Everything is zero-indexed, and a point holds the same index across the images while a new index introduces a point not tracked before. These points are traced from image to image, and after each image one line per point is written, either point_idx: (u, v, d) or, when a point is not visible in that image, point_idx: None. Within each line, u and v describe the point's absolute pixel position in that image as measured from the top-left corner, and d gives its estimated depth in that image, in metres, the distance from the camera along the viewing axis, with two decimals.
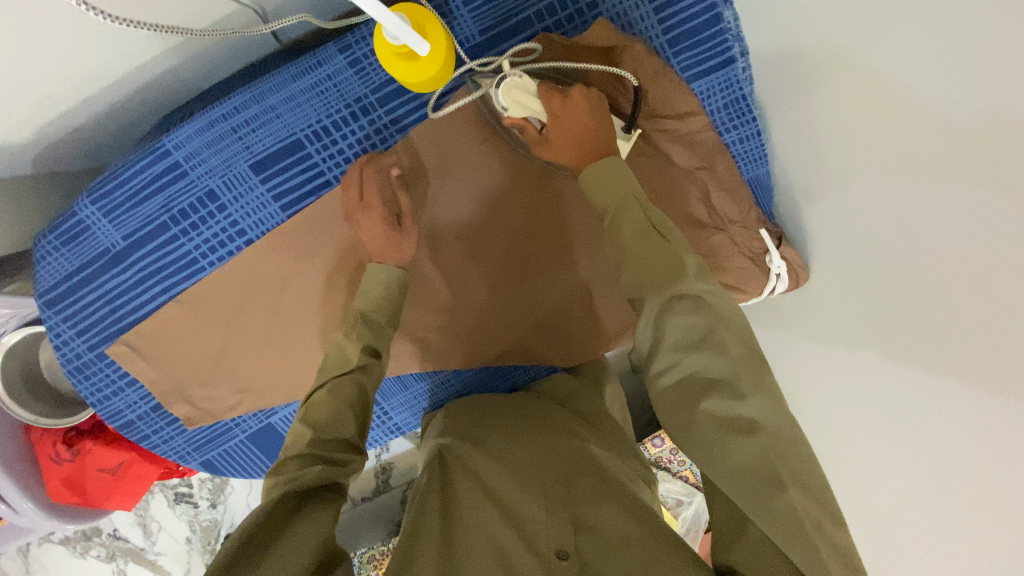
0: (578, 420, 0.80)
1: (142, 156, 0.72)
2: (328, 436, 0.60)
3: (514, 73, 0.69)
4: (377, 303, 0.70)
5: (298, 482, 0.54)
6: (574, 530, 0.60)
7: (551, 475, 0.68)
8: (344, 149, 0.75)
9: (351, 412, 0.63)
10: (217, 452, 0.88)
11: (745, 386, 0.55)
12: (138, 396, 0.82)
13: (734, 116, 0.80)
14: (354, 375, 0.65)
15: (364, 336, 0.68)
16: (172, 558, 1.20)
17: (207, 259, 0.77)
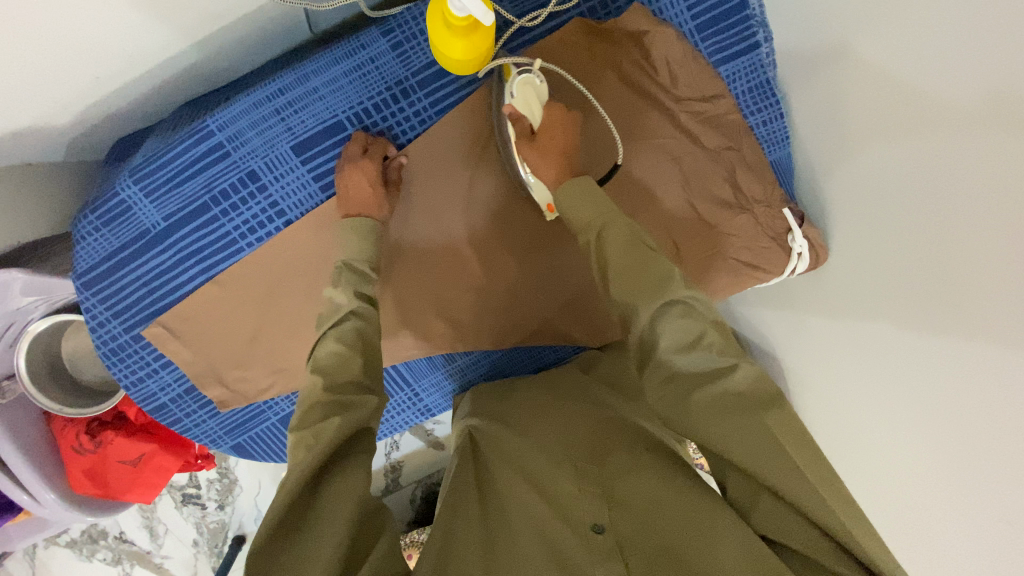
0: (605, 386, 0.80)
1: (185, 136, 0.72)
2: (341, 379, 0.56)
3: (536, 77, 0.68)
4: (361, 249, 0.65)
5: (321, 442, 0.51)
6: (608, 505, 0.59)
7: (578, 450, 0.66)
8: (384, 131, 0.74)
9: (356, 353, 0.58)
10: (249, 436, 0.89)
11: (738, 372, 0.55)
12: (172, 378, 0.83)
13: (758, 99, 0.79)
14: (349, 321, 0.60)
15: (353, 281, 0.63)
16: (179, 560, 1.40)
17: (246, 240, 0.77)
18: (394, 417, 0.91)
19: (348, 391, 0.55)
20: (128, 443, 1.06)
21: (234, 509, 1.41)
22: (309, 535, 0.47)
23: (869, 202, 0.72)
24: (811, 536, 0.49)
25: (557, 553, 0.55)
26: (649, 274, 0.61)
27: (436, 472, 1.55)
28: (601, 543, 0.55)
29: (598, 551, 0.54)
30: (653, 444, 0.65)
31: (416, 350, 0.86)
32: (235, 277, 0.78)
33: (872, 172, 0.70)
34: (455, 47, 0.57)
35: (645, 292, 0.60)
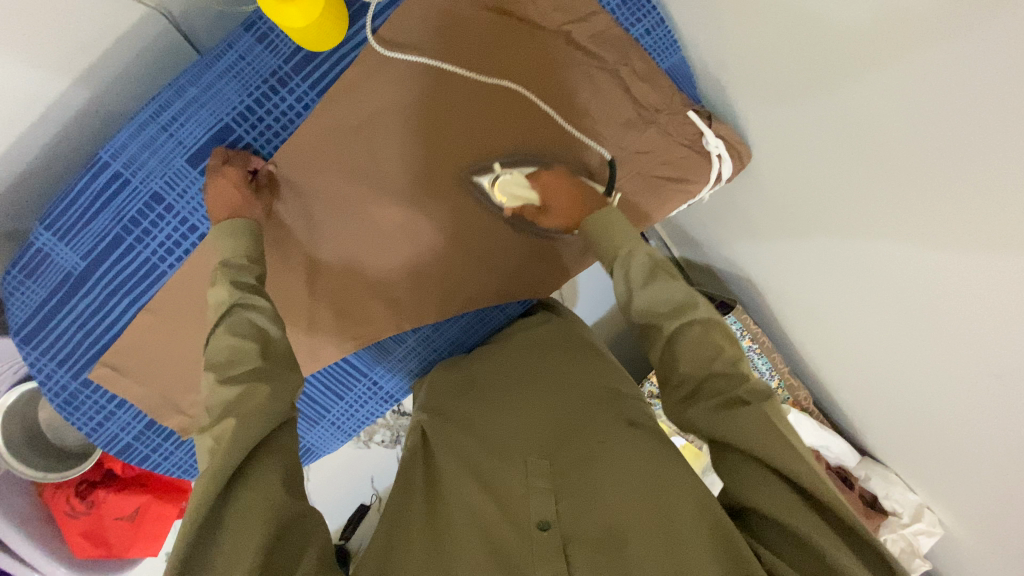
0: (566, 364, 0.79)
1: (82, 173, 0.72)
2: (235, 370, 0.55)
3: (505, 170, 0.75)
4: (236, 247, 0.64)
5: (222, 441, 0.50)
6: (555, 498, 0.57)
7: (534, 445, 0.65)
8: (271, 125, 0.75)
9: (246, 338, 0.58)
10: None
11: (752, 382, 0.58)
12: (130, 416, 0.84)
13: (634, 10, 0.81)
14: (235, 312, 0.59)
15: (230, 277, 0.62)
16: None
17: (167, 263, 0.77)
18: (359, 409, 0.92)
19: (245, 379, 0.55)
20: (121, 498, 1.08)
21: None
22: (220, 547, 0.45)
23: (789, 74, 0.71)
24: (789, 496, 0.51)
25: (504, 554, 0.53)
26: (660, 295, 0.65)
27: None
28: (547, 540, 0.54)
29: (543, 548, 0.53)
30: (610, 425, 0.65)
31: (364, 337, 0.86)
32: (168, 303, 0.79)
33: (783, 41, 0.69)
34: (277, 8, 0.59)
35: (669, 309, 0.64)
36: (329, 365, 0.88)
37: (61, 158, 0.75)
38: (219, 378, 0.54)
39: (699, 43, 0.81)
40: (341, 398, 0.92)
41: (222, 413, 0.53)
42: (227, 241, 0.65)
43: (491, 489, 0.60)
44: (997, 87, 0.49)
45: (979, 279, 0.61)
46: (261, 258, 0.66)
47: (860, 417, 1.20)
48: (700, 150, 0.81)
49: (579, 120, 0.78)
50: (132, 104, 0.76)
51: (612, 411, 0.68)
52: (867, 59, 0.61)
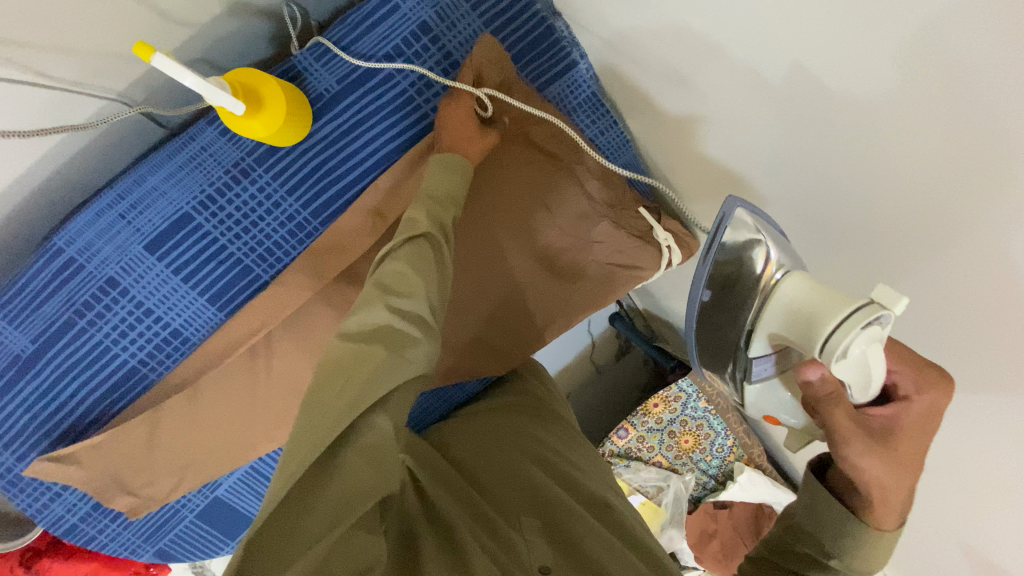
0: (543, 429, 0.82)
1: (35, 259, 0.72)
2: (405, 295, 0.53)
3: (887, 314, 0.43)
4: (442, 182, 0.65)
5: (369, 361, 0.48)
6: (557, 551, 0.57)
7: (525, 507, 0.65)
8: (232, 213, 0.75)
9: (426, 277, 0.55)
10: (168, 539, 0.88)
11: None
12: (77, 497, 0.82)
13: (590, 112, 0.85)
14: (421, 240, 0.58)
15: (432, 207, 0.62)
16: None
17: (120, 346, 0.77)
18: None
19: (406, 313, 0.53)
20: (68, 565, 1.04)
21: None
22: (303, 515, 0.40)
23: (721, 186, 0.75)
24: None
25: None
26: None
27: None
28: None
29: None
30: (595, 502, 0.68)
31: None
32: (122, 386, 0.78)
33: (709, 156, 0.73)
34: (221, 114, 0.59)
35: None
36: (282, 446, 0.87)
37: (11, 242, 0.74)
38: (383, 304, 0.52)
39: (646, 142, 0.86)
40: None
41: (369, 330, 0.51)
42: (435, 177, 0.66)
43: (491, 535, 0.59)
44: (899, 238, 0.52)
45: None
46: (458, 203, 0.65)
47: None
48: (652, 242, 0.85)
49: (537, 214, 0.81)
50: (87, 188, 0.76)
51: (595, 490, 0.70)
52: (782, 194, 0.64)
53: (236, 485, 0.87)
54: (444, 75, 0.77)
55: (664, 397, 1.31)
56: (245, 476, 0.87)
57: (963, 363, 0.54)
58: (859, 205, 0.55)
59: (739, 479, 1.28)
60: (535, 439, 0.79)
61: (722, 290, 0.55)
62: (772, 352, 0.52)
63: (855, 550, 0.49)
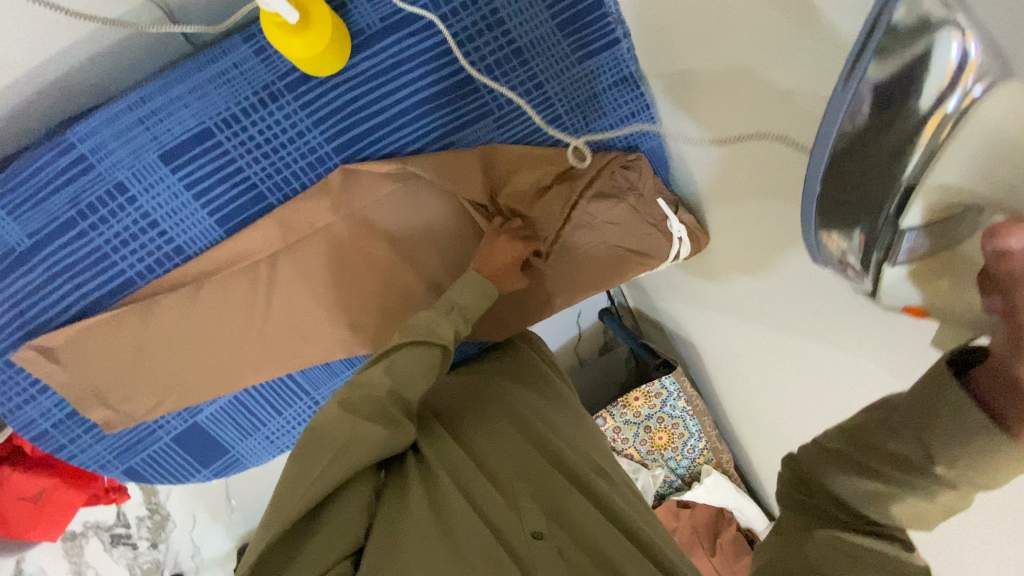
0: (532, 393, 0.84)
1: (45, 150, 0.69)
2: (411, 389, 0.65)
3: None
4: (469, 294, 0.73)
5: (352, 448, 0.57)
6: (548, 515, 0.60)
7: (516, 468, 0.67)
8: (255, 136, 0.73)
9: (427, 375, 0.67)
10: (140, 458, 0.86)
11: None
12: (52, 403, 0.80)
13: (624, 93, 0.82)
14: (438, 348, 0.69)
15: (456, 321, 0.71)
16: None
17: (120, 253, 0.75)
18: (295, 427, 0.90)
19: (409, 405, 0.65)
20: (26, 477, 1.02)
21: (164, 546, 1.69)
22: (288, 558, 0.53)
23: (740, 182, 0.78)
24: None
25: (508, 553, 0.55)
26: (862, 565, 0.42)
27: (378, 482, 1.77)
28: (544, 548, 0.56)
29: (541, 556, 0.55)
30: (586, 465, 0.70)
31: (313, 359, 0.84)
32: (115, 295, 0.76)
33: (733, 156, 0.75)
34: (265, 21, 0.59)
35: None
36: (269, 380, 0.86)
37: (17, 127, 0.72)
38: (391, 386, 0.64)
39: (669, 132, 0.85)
40: (279, 413, 0.89)
41: (373, 400, 0.62)
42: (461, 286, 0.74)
43: (485, 492, 0.61)
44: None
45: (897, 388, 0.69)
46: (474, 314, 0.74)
47: (772, 483, 1.29)
48: (663, 231, 0.87)
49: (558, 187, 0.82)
50: (106, 88, 0.74)
51: (586, 453, 0.73)
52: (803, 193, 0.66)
53: (218, 413, 0.86)
54: (486, 32, 0.75)
55: (646, 392, 1.32)
56: (228, 405, 0.86)
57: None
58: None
59: (705, 480, 1.33)
60: (525, 402, 0.81)
61: (873, 131, 0.34)
62: (923, 226, 0.36)
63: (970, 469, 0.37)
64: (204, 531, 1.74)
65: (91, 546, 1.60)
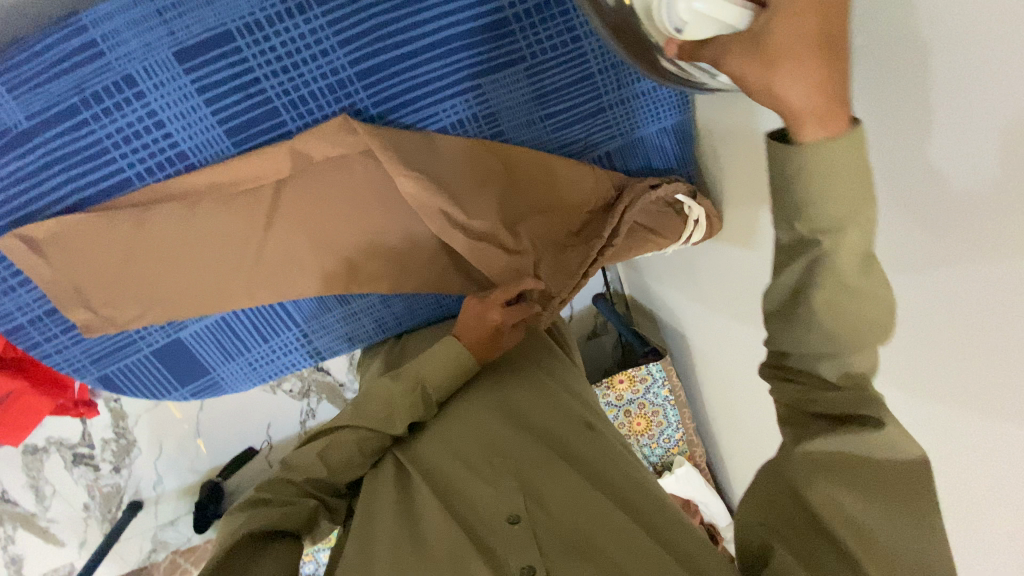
0: (513, 364, 0.81)
1: (54, 29, 0.65)
2: (342, 476, 0.66)
3: None
4: (437, 371, 0.72)
5: (258, 518, 0.58)
6: (524, 493, 0.59)
7: (492, 448, 0.65)
8: (277, 47, 0.69)
9: (365, 460, 0.67)
10: (117, 368, 0.84)
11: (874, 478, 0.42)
12: (32, 297, 0.77)
13: None
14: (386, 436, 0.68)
15: (417, 403, 0.70)
16: (64, 522, 1.66)
17: (120, 151, 0.71)
18: (280, 358, 0.88)
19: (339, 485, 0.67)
20: None
21: (126, 471, 1.68)
22: None
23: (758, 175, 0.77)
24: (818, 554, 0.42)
25: (478, 546, 0.54)
26: (850, 470, 0.42)
27: None
28: (520, 532, 0.55)
29: (516, 542, 0.54)
30: (571, 431, 0.69)
31: (305, 290, 0.82)
32: (111, 194, 0.73)
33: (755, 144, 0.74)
34: None
35: (866, 513, 0.41)
36: (259, 306, 0.83)
37: None
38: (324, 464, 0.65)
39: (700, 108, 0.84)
40: (266, 341, 0.86)
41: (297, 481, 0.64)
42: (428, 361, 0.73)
43: (458, 487, 0.61)
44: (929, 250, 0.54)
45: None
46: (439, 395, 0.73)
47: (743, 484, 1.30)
48: (675, 209, 0.87)
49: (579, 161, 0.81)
50: None
51: (573, 415, 0.72)
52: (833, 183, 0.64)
53: (202, 332, 0.83)
54: None
55: (631, 375, 1.33)
56: (215, 325, 0.83)
57: (943, 390, 0.56)
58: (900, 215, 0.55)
59: (678, 472, 1.33)
60: (502, 375, 0.78)
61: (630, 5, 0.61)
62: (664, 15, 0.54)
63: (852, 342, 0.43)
64: (168, 463, 1.71)
65: (52, 456, 1.60)
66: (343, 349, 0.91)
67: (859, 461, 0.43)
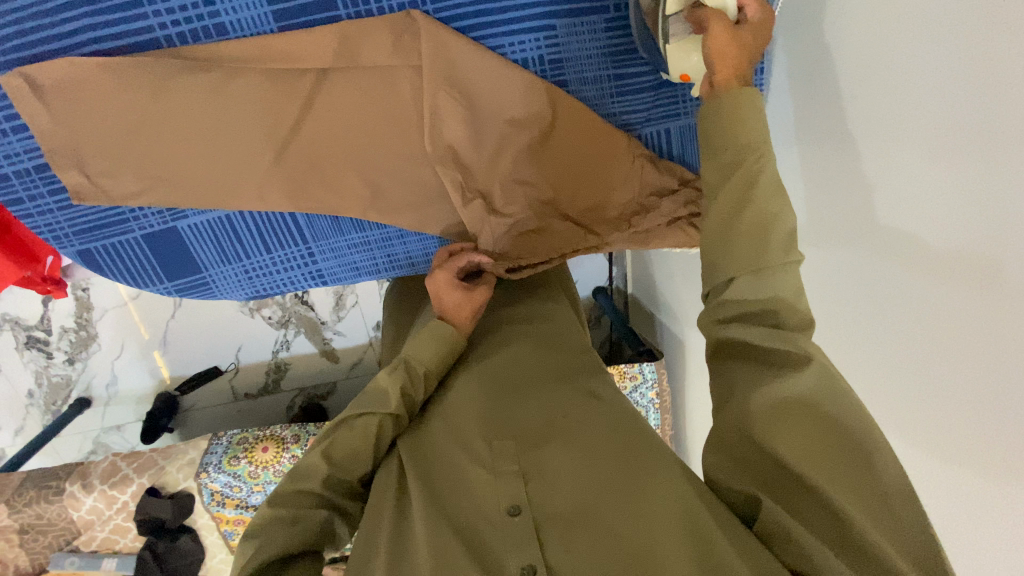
0: (516, 338, 0.77)
1: None
2: (352, 469, 0.62)
3: None
4: (426, 351, 0.68)
5: (276, 539, 0.56)
6: (525, 480, 0.55)
7: (490, 426, 0.61)
8: None
9: (371, 453, 0.63)
10: (100, 246, 0.76)
11: (822, 402, 0.47)
12: (23, 147, 0.70)
13: None
14: (385, 419, 0.63)
15: (403, 378, 0.66)
16: (9, 402, 1.59)
17: (153, 6, 0.64)
18: (280, 272, 0.82)
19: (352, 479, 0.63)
20: None
21: (81, 365, 1.60)
22: None
23: (818, 200, 0.72)
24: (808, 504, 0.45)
25: (472, 545, 0.50)
26: (800, 407, 0.47)
27: (320, 379, 1.77)
28: (521, 525, 0.51)
29: (517, 535, 0.50)
30: (573, 401, 0.64)
31: (322, 205, 0.76)
32: (133, 51, 0.66)
33: (824, 156, 0.70)
34: None
35: (814, 439, 0.46)
36: (268, 212, 0.77)
37: None
38: (326, 473, 0.61)
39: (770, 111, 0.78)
40: (270, 252, 0.81)
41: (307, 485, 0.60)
42: (419, 345, 0.69)
43: (455, 476, 0.57)
44: (994, 295, 0.52)
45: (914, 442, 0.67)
46: (438, 372, 0.69)
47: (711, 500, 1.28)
48: None
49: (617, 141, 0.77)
50: None
51: (574, 386, 0.67)
52: (902, 208, 0.60)
53: (201, 227, 0.77)
54: None
55: (623, 371, 1.29)
56: (218, 223, 0.77)
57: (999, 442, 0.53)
58: (984, 244, 0.52)
59: None
60: (502, 351, 0.74)
61: None
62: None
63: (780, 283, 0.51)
64: (127, 366, 1.64)
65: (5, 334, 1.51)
66: (347, 278, 0.85)
67: (801, 402, 0.47)
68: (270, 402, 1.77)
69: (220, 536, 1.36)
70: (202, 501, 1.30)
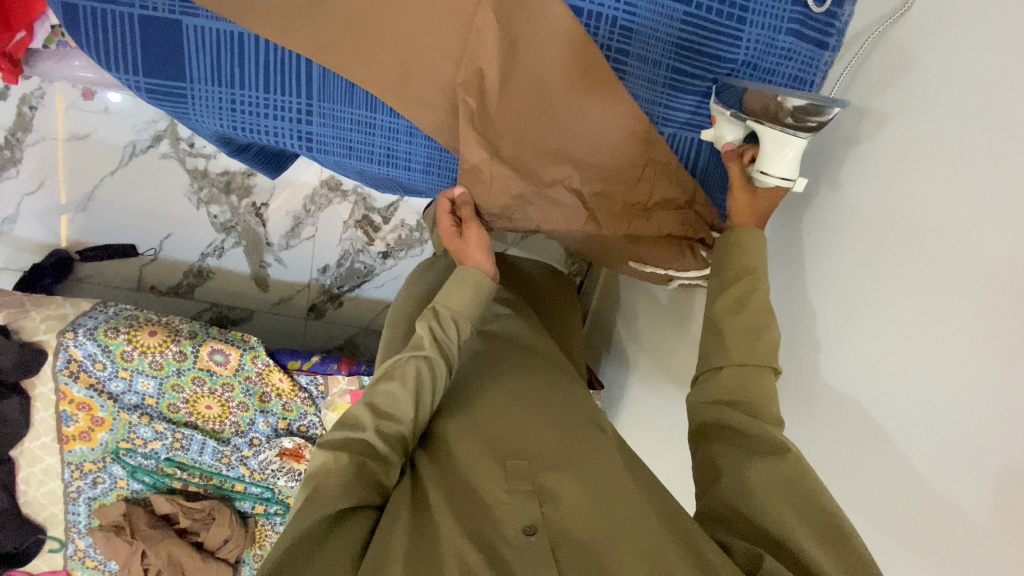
0: (537, 368, 0.84)
1: None
2: (389, 417, 0.66)
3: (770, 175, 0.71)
4: (459, 303, 0.75)
5: (331, 482, 0.58)
6: (539, 502, 0.60)
7: (510, 447, 0.67)
8: None
9: (408, 393, 0.67)
10: (93, 8, 0.68)
11: (790, 465, 0.58)
12: None
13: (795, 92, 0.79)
14: (419, 361, 0.69)
15: (433, 326, 0.73)
16: None
17: None
18: (269, 119, 0.76)
19: (394, 433, 0.66)
20: None
21: None
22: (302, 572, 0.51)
23: (851, 252, 0.72)
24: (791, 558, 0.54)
25: (491, 555, 0.55)
26: (781, 474, 0.58)
27: (240, 300, 1.61)
28: (536, 543, 0.56)
29: (532, 552, 0.56)
30: (584, 433, 0.70)
31: (346, 66, 0.71)
32: None
33: (867, 208, 0.71)
34: None
35: (788, 503, 0.56)
36: (285, 50, 0.72)
37: None
38: (374, 422, 0.65)
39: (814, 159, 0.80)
40: (267, 92, 0.74)
41: (350, 435, 0.63)
42: (453, 295, 0.76)
43: (478, 487, 0.63)
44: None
45: (906, 512, 0.63)
46: (463, 326, 0.75)
47: None
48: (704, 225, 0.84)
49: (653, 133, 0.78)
50: None
51: (585, 419, 0.73)
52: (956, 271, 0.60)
53: (208, 33, 0.70)
54: None
55: None
56: (228, 37, 0.71)
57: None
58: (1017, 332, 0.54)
59: None
60: (525, 380, 0.80)
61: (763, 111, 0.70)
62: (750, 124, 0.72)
63: (758, 376, 0.65)
64: (35, 208, 1.44)
65: None
66: (335, 156, 0.80)
67: (772, 467, 0.59)
68: (178, 307, 1.59)
69: (54, 416, 1.16)
70: (53, 366, 1.12)
